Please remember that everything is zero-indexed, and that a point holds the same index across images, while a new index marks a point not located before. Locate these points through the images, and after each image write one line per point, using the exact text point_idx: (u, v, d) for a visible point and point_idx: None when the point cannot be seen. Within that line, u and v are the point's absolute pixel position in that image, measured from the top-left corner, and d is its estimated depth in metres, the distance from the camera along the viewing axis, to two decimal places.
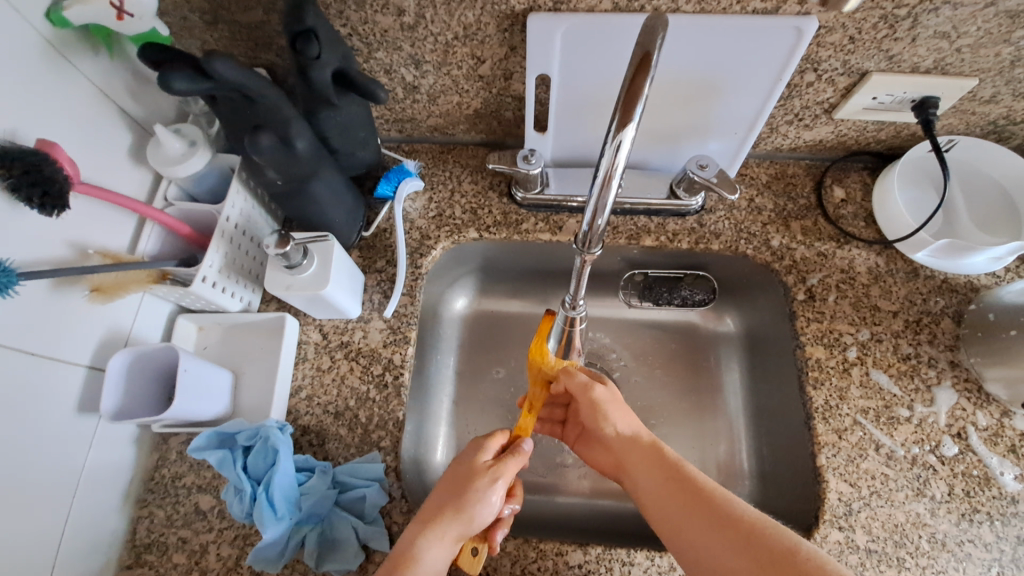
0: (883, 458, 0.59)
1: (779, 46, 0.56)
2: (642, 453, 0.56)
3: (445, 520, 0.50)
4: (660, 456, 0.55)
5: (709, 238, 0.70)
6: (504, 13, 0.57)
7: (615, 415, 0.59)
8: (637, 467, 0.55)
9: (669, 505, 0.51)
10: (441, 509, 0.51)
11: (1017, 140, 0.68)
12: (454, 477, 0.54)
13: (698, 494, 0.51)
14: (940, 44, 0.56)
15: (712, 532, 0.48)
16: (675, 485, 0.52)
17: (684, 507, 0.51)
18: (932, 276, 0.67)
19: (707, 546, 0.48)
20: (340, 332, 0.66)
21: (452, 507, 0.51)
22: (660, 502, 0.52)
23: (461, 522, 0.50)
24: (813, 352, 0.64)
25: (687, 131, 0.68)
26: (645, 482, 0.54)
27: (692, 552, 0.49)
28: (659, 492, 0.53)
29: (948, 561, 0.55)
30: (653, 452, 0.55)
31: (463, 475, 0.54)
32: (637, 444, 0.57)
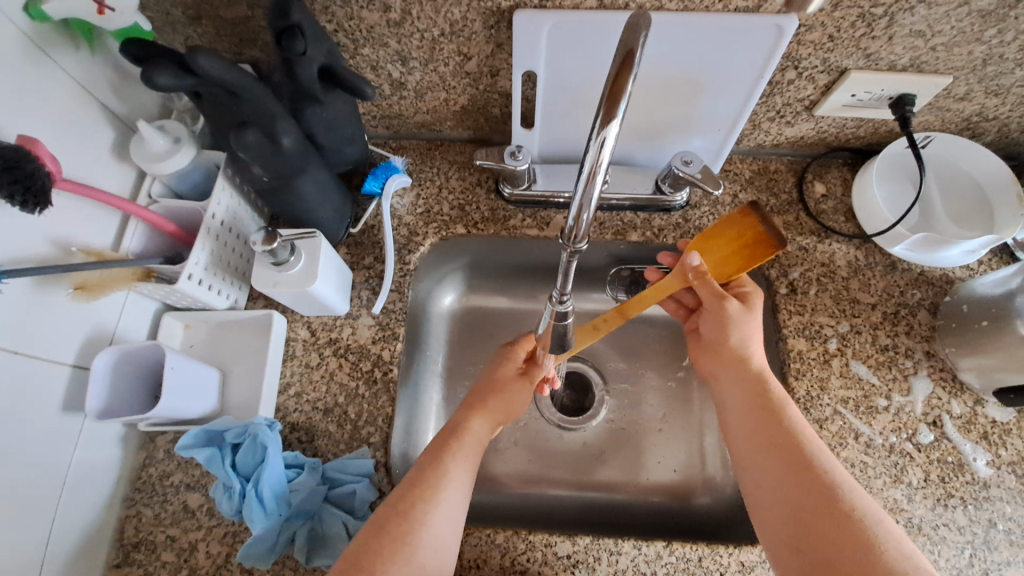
0: (863, 446, 0.61)
1: (761, 43, 0.57)
2: (738, 368, 0.58)
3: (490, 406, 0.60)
4: (764, 388, 0.56)
5: (694, 233, 0.72)
6: (490, 10, 0.58)
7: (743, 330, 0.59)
8: (730, 386, 0.58)
9: (749, 429, 0.54)
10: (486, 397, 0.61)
11: (989, 137, 0.70)
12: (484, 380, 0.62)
13: (780, 430, 0.53)
14: (916, 42, 0.57)
15: (775, 457, 0.51)
16: (763, 418, 0.54)
17: (762, 434, 0.53)
18: (909, 269, 0.69)
19: (768, 468, 0.51)
20: (328, 329, 0.66)
21: (493, 396, 0.61)
22: (741, 424, 0.56)
23: (501, 410, 0.61)
24: (795, 344, 0.66)
25: (672, 127, 0.68)
26: (735, 405, 0.57)
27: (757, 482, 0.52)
28: (747, 416, 0.55)
29: (923, 545, 0.57)
30: (756, 384, 0.57)
31: (492, 377, 0.62)
32: (742, 367, 0.58)
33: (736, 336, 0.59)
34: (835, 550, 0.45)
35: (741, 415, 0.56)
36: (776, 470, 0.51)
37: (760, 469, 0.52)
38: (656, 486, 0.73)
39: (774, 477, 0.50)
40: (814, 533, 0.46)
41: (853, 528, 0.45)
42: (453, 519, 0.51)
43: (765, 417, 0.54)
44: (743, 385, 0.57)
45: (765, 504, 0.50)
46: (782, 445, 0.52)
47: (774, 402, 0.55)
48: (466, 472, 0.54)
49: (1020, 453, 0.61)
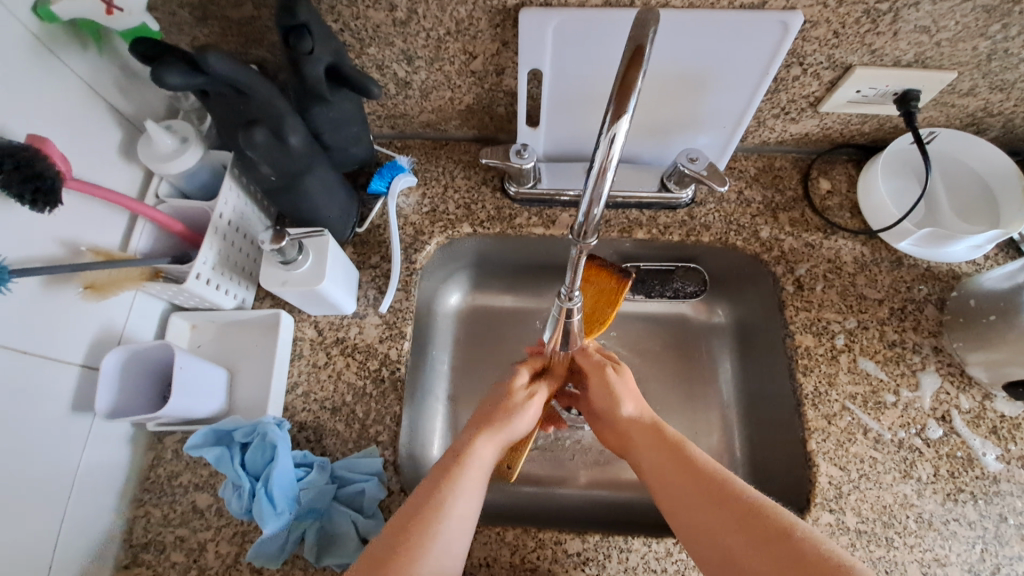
0: (872, 442, 0.61)
1: (766, 40, 0.57)
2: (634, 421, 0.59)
3: (498, 424, 0.56)
4: (660, 433, 0.57)
5: (699, 230, 0.72)
6: (496, 8, 0.58)
7: (624, 396, 0.60)
8: (640, 442, 0.57)
9: (671, 481, 0.52)
10: (490, 416, 0.57)
11: (993, 132, 0.70)
12: (491, 400, 0.60)
13: (696, 472, 0.52)
14: (921, 38, 0.57)
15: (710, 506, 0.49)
16: (676, 461, 0.53)
17: (686, 484, 0.51)
18: (915, 264, 0.69)
19: (703, 517, 0.49)
20: (335, 328, 0.66)
21: (501, 411, 0.58)
22: (658, 474, 0.54)
23: (509, 428, 0.57)
24: (803, 340, 0.66)
25: (676, 123, 0.68)
26: (648, 457, 0.55)
27: (699, 535, 0.49)
28: (661, 468, 0.54)
29: (934, 540, 0.57)
30: (655, 432, 0.57)
31: (500, 396, 0.60)
32: (638, 422, 0.58)
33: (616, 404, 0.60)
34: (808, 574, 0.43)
35: (658, 466, 0.54)
36: (709, 512, 0.49)
37: (694, 521, 0.49)
38: None
39: (708, 521, 0.49)
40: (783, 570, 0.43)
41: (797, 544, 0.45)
42: (450, 547, 0.47)
43: (679, 464, 0.53)
44: (645, 436, 0.57)
45: (718, 560, 0.47)
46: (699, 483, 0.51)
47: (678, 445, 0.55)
48: (470, 497, 0.50)
49: None
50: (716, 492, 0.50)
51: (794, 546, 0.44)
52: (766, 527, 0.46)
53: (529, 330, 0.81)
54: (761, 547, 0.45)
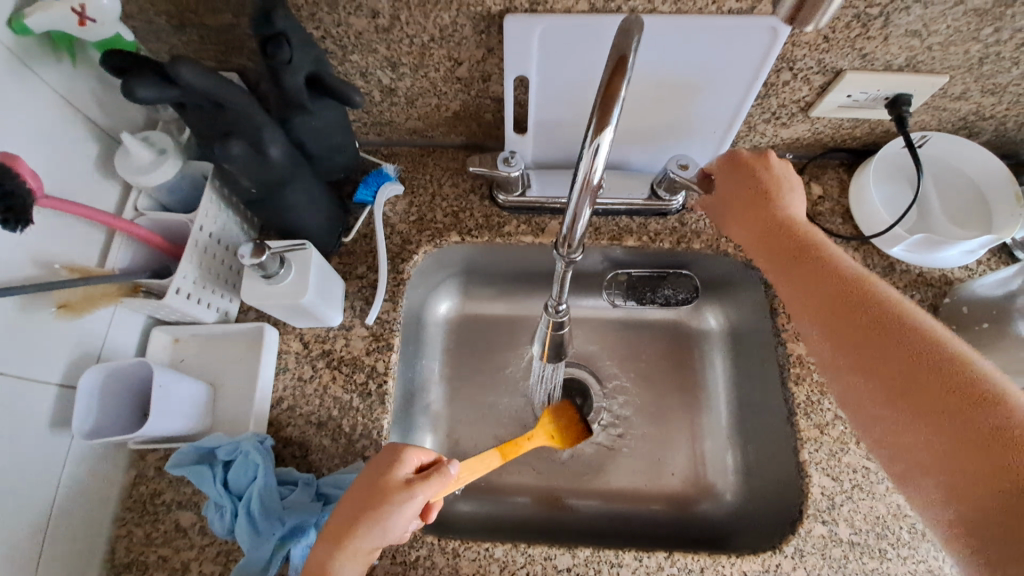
0: (864, 451, 0.60)
1: (755, 45, 0.56)
2: (827, 278, 0.50)
3: (354, 535, 0.49)
4: (846, 277, 0.50)
5: (690, 236, 0.71)
6: (481, 15, 0.57)
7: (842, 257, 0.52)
8: (796, 279, 0.53)
9: (817, 300, 0.50)
10: (349, 525, 0.49)
11: (985, 135, 0.69)
12: (353, 497, 0.50)
13: (860, 294, 0.48)
14: (911, 42, 0.56)
15: (855, 337, 0.46)
16: (840, 301, 0.48)
17: (834, 314, 0.48)
18: (907, 270, 0.68)
19: (846, 356, 0.47)
20: (320, 340, 0.65)
21: (360, 517, 0.49)
22: (803, 302, 0.51)
23: (373, 536, 0.49)
24: (795, 348, 0.65)
25: (665, 128, 0.67)
26: (800, 292, 0.52)
27: (847, 389, 0.47)
28: (811, 307, 0.50)
29: (928, 550, 0.56)
30: (811, 264, 0.52)
31: (368, 487, 0.50)
32: (835, 272, 0.50)
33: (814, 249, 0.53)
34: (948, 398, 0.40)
35: (804, 294, 0.51)
36: (848, 350, 0.46)
37: (835, 369, 0.48)
38: (656, 493, 0.72)
39: (863, 360, 0.45)
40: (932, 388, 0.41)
41: (965, 373, 0.41)
42: None
43: (834, 291, 0.49)
44: (810, 297, 0.50)
45: (871, 417, 0.45)
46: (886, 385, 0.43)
47: (846, 295, 0.48)
48: None
49: None
50: (887, 338, 0.44)
51: (965, 379, 0.40)
52: (956, 372, 0.41)
53: (520, 339, 0.80)
54: (917, 365, 0.42)
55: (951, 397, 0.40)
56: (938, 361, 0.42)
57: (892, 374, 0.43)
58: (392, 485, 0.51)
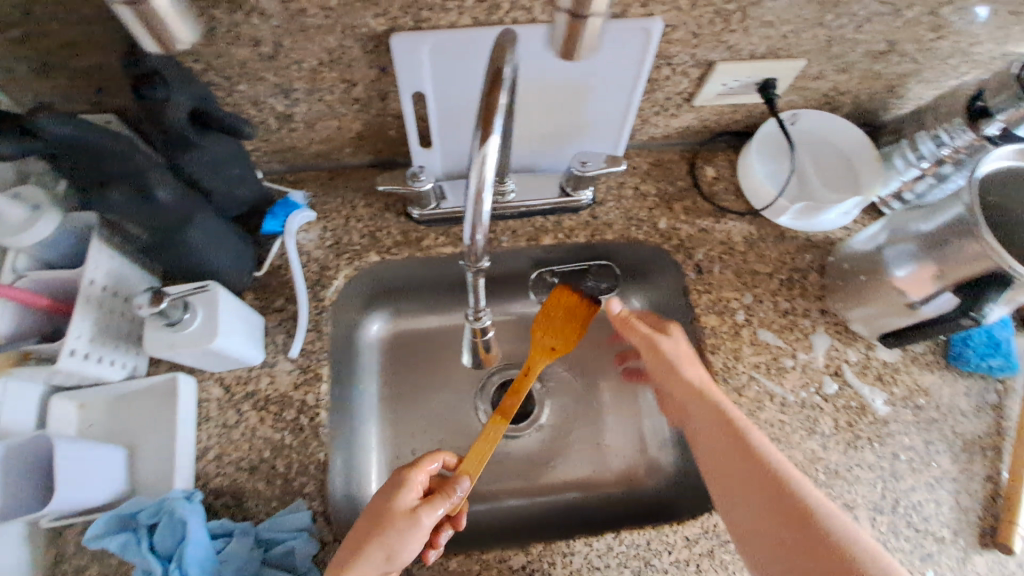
0: (778, 406, 0.66)
1: (632, 46, 0.60)
2: (681, 381, 0.62)
3: (371, 556, 0.50)
4: (725, 415, 0.59)
5: (602, 229, 0.74)
6: (367, 36, 0.57)
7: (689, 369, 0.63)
8: (699, 416, 0.61)
9: (725, 454, 0.58)
10: (361, 547, 0.50)
11: (845, 109, 0.77)
12: (366, 521, 0.52)
13: (756, 465, 0.56)
14: (768, 32, 0.62)
15: (747, 490, 0.55)
16: (741, 454, 0.57)
17: (740, 478, 0.56)
18: (796, 236, 0.75)
19: (736, 482, 0.56)
20: (243, 382, 0.63)
21: (375, 538, 0.50)
22: (714, 445, 0.59)
23: (386, 559, 0.50)
24: (708, 321, 0.70)
25: (566, 132, 0.71)
26: (704, 429, 0.60)
27: (732, 511, 0.56)
28: (717, 451, 0.59)
29: (842, 486, 0.62)
30: (725, 421, 0.59)
31: (379, 509, 0.52)
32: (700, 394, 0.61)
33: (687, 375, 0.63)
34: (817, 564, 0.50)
35: (707, 430, 0.60)
36: (745, 482, 0.56)
37: (730, 498, 0.56)
38: (603, 477, 0.75)
39: (745, 491, 0.55)
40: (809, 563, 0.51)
41: (835, 547, 0.50)
42: None
43: (728, 434, 0.58)
44: (717, 418, 0.60)
45: (750, 534, 0.54)
46: (774, 517, 0.53)
47: (741, 430, 0.58)
48: None
49: (909, 388, 0.68)
50: (794, 525, 0.52)
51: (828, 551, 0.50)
52: (809, 526, 0.52)
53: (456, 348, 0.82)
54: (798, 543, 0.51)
55: (820, 558, 0.50)
56: (823, 546, 0.51)
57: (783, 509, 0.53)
58: (402, 506, 0.52)
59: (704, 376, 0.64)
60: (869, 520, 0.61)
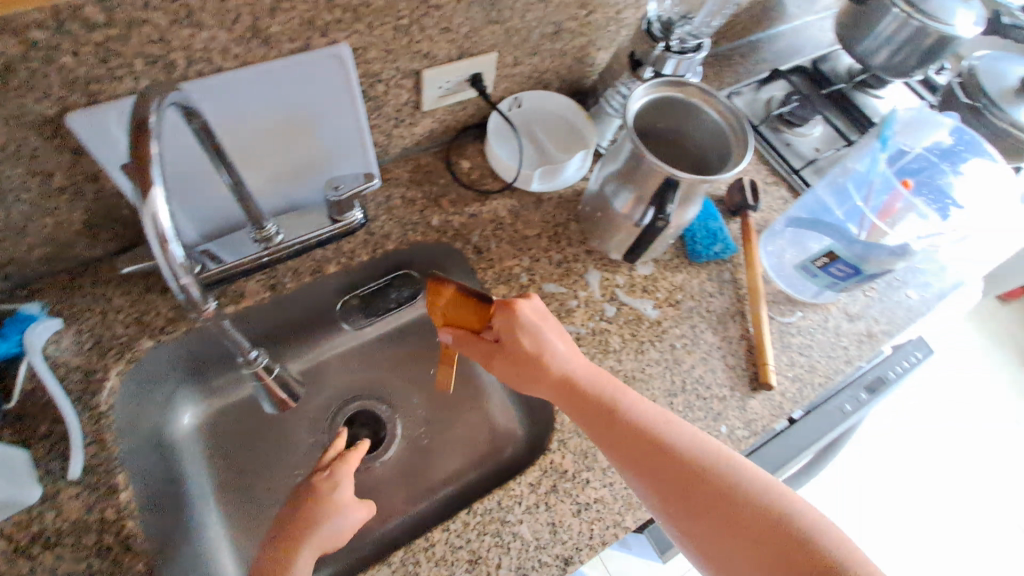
0: (575, 341, 0.75)
1: (332, 72, 0.63)
2: (588, 401, 0.61)
3: (303, 521, 0.57)
4: (638, 426, 0.59)
5: (382, 242, 0.78)
6: (36, 121, 0.53)
7: (551, 334, 0.65)
8: (617, 435, 0.59)
9: (652, 467, 0.56)
10: (294, 515, 0.58)
11: (555, 82, 0.90)
12: (297, 494, 0.60)
13: (671, 461, 0.56)
14: (451, 35, 0.69)
15: (683, 498, 0.54)
16: (653, 446, 0.57)
17: (665, 476, 0.55)
18: (551, 197, 0.86)
19: (657, 479, 0.55)
20: (19, 528, 0.55)
21: (306, 505, 0.58)
22: (617, 449, 0.58)
23: (318, 524, 0.57)
24: (499, 292, 0.77)
25: (312, 161, 0.73)
26: (615, 444, 0.58)
27: (667, 511, 0.55)
28: (638, 458, 0.57)
29: (639, 387, 0.74)
30: (637, 432, 0.58)
31: (307, 487, 0.61)
32: (563, 382, 0.62)
33: (552, 371, 0.63)
34: (776, 552, 0.50)
35: (618, 437, 0.58)
36: (665, 475, 0.55)
37: (658, 491, 0.56)
38: None
39: (670, 489, 0.55)
40: (762, 561, 0.50)
41: (788, 531, 0.51)
42: None
43: (637, 436, 0.58)
44: (627, 427, 0.59)
45: (703, 538, 0.53)
46: (704, 512, 0.53)
47: (645, 435, 0.58)
48: None
49: (668, 290, 0.81)
50: (717, 515, 0.53)
51: (781, 542, 0.50)
52: (764, 523, 0.51)
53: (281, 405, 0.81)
54: (751, 543, 0.51)
55: (774, 548, 0.50)
56: (768, 530, 0.51)
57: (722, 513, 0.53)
58: (327, 482, 0.60)
59: (607, 379, 0.63)
60: (667, 405, 0.73)
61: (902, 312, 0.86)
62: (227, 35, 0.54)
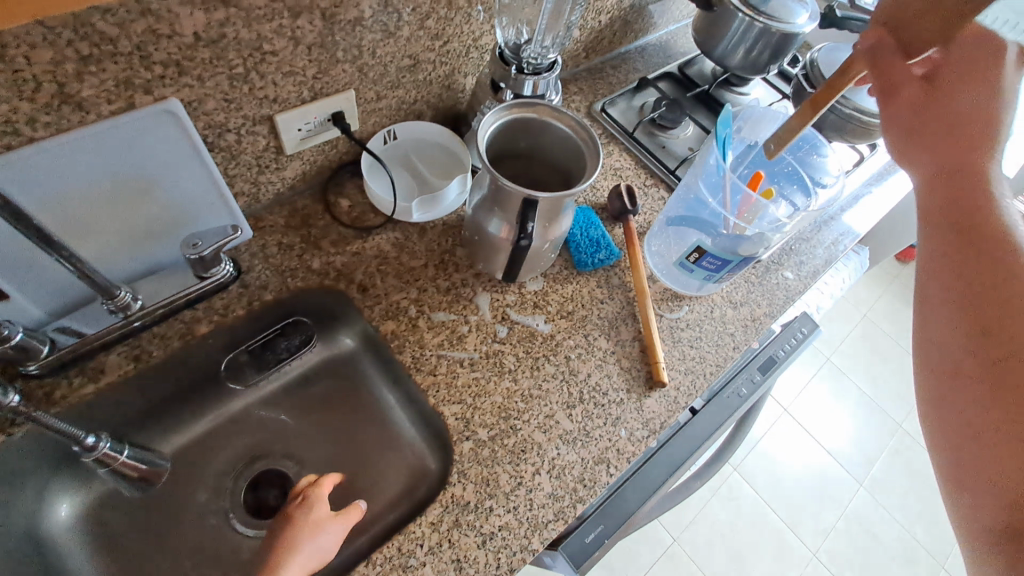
0: (468, 367, 0.75)
1: (167, 128, 0.61)
2: (955, 190, 0.55)
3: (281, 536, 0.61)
4: (968, 207, 0.53)
5: (259, 293, 0.76)
6: None
7: (965, 91, 0.57)
8: (949, 202, 0.55)
9: (961, 267, 0.52)
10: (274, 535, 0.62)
11: (428, 111, 0.90)
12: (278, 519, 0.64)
13: (1002, 266, 0.50)
14: (298, 78, 0.68)
15: (970, 318, 0.50)
16: (965, 237, 0.53)
17: (976, 274, 0.51)
18: (435, 225, 0.85)
19: (946, 287, 0.53)
20: None
21: (283, 524, 0.62)
22: (936, 259, 0.54)
23: (295, 535, 0.61)
24: (387, 327, 0.76)
25: (167, 222, 0.70)
26: (937, 222, 0.55)
27: (940, 349, 0.52)
28: (942, 254, 0.54)
29: (537, 404, 0.74)
30: (959, 226, 0.53)
31: (284, 511, 0.64)
32: (934, 181, 0.57)
33: (963, 107, 0.56)
34: (1018, 408, 0.45)
35: (942, 250, 0.54)
36: (966, 290, 0.51)
37: (937, 320, 0.53)
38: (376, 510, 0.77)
39: (960, 320, 0.51)
40: (1005, 411, 0.46)
41: None
42: None
43: (963, 232, 0.53)
44: (931, 228, 0.56)
45: (965, 402, 0.49)
46: (968, 341, 0.50)
47: (972, 230, 0.53)
48: None
49: (559, 303, 0.82)
50: (1008, 381, 0.47)
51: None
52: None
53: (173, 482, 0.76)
54: (1008, 401, 0.46)
55: (1017, 409, 0.46)
56: (1018, 392, 0.46)
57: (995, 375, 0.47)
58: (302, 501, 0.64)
59: (964, 157, 0.55)
60: (566, 418, 0.73)
61: (782, 293, 0.90)
62: (29, 105, 0.51)
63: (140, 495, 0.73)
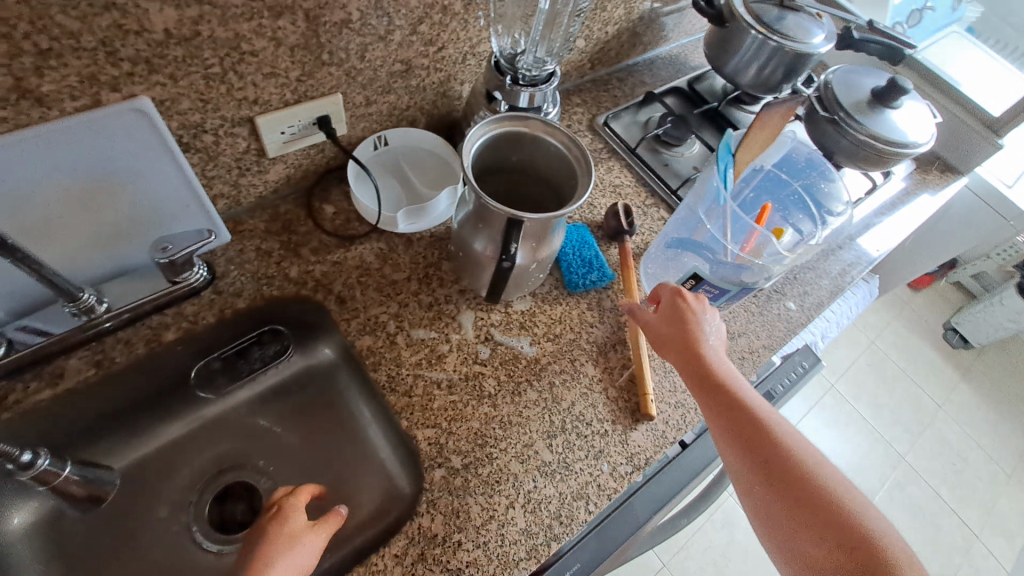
0: (446, 389, 0.70)
1: (137, 127, 0.58)
2: (739, 406, 0.62)
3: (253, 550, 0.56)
4: (739, 409, 0.62)
5: (232, 300, 0.73)
6: None
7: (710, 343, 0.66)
8: (715, 408, 0.63)
9: (730, 438, 0.61)
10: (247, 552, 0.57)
11: (421, 118, 0.87)
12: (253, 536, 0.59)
13: (775, 443, 0.60)
14: (280, 80, 0.65)
15: (794, 480, 0.58)
16: (760, 438, 0.60)
17: (765, 456, 0.59)
18: (421, 237, 0.82)
19: (781, 452, 0.59)
20: None
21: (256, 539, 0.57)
22: (729, 431, 0.62)
23: (267, 549, 0.56)
24: (364, 343, 0.73)
25: (137, 223, 0.67)
26: (719, 425, 0.62)
27: (778, 507, 0.57)
28: (745, 442, 0.60)
29: (517, 432, 0.69)
30: (722, 406, 0.63)
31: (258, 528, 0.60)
32: (715, 373, 0.64)
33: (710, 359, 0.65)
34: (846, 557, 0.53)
35: (729, 423, 0.62)
36: (791, 460, 0.59)
37: (771, 462, 0.59)
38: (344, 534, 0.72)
39: (798, 474, 0.58)
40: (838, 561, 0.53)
41: (845, 541, 0.54)
42: None
43: (731, 423, 0.61)
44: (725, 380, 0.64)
45: (786, 541, 0.56)
46: (795, 501, 0.57)
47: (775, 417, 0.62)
48: None
49: (547, 324, 0.78)
50: (820, 516, 0.56)
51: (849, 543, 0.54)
52: (841, 519, 0.55)
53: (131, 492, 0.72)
54: (820, 537, 0.55)
55: (837, 556, 0.54)
56: (851, 542, 0.54)
57: (790, 484, 0.58)
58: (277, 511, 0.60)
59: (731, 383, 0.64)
60: (546, 448, 0.68)
61: (783, 325, 0.86)
62: None
63: (87, 515, 0.69)
